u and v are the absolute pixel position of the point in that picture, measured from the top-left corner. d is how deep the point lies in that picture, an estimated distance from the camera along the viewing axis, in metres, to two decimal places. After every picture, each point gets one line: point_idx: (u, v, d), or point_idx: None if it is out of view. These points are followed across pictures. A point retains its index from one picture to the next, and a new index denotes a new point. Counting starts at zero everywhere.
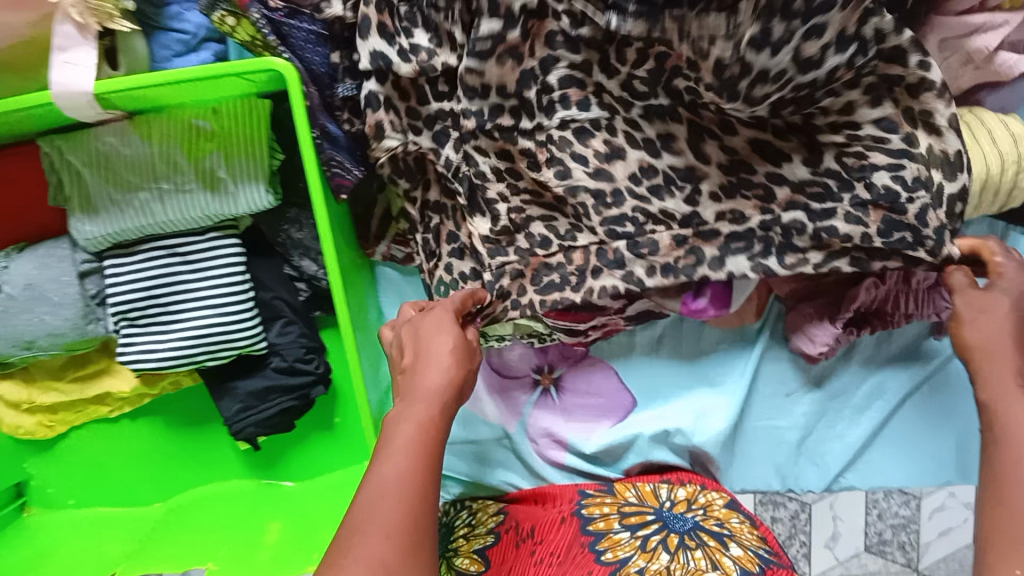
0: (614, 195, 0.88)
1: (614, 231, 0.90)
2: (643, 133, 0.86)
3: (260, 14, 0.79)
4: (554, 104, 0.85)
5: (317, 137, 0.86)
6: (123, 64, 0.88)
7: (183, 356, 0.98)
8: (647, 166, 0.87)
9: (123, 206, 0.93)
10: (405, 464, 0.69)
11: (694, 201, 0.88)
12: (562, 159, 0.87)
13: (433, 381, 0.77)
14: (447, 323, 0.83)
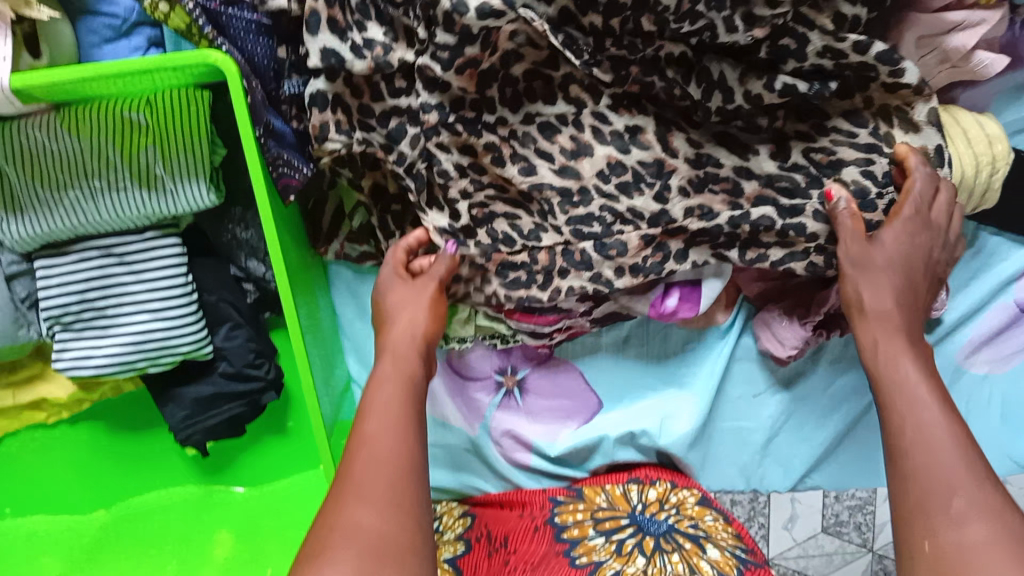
0: (581, 194, 0.84)
1: (580, 232, 0.86)
2: (612, 127, 0.82)
3: (194, 2, 0.73)
4: (519, 98, 0.81)
5: (261, 135, 0.79)
6: (45, 53, 0.80)
7: (123, 362, 0.93)
8: (615, 164, 0.82)
9: (50, 204, 0.86)
10: (387, 425, 0.74)
11: (664, 199, 0.84)
12: (526, 157, 0.83)
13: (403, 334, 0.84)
14: (408, 284, 0.86)
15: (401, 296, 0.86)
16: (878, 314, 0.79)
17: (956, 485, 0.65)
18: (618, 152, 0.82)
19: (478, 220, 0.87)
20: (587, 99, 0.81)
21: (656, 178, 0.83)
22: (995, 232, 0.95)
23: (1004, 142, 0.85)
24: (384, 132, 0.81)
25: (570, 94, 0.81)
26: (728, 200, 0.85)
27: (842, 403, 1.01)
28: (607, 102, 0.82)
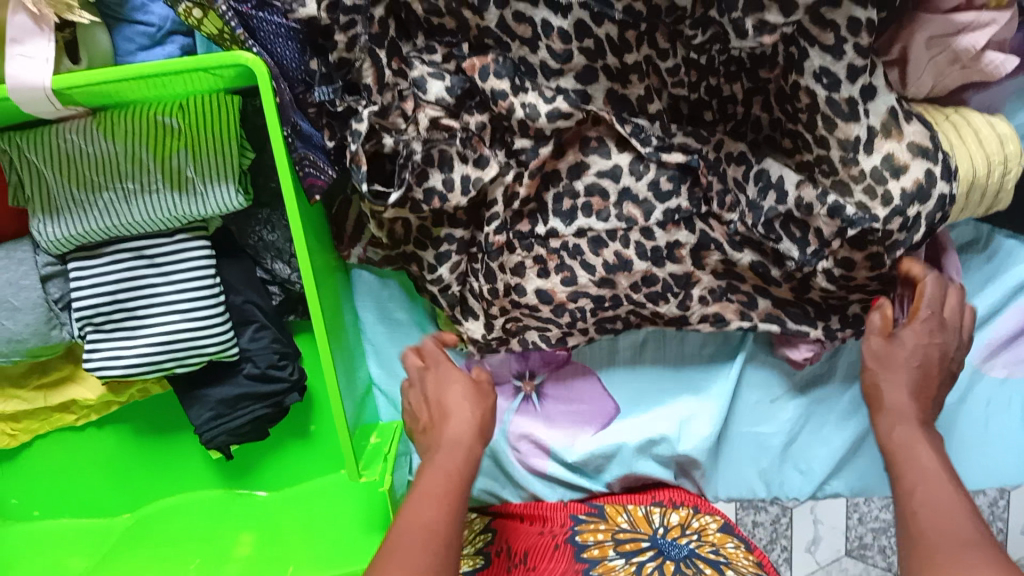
0: (612, 301, 0.94)
1: (604, 328, 0.97)
2: (655, 241, 0.91)
3: (227, 6, 0.75)
4: (576, 211, 0.91)
5: (289, 136, 0.81)
6: (84, 58, 0.86)
7: (150, 362, 0.95)
8: (650, 276, 0.92)
9: (85, 206, 0.90)
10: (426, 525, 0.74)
11: (683, 305, 0.95)
12: (571, 267, 0.92)
13: (453, 432, 0.82)
14: (456, 376, 0.86)
15: (462, 394, 0.85)
16: (893, 409, 0.80)
17: (942, 500, 0.72)
18: (654, 266, 0.92)
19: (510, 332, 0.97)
20: (638, 216, 0.90)
21: (681, 288, 0.94)
22: (1010, 235, 0.95)
23: (1016, 142, 0.87)
24: (435, 253, 0.92)
25: (623, 211, 0.90)
26: (742, 310, 0.95)
27: (859, 410, 1.01)
28: (658, 216, 0.90)
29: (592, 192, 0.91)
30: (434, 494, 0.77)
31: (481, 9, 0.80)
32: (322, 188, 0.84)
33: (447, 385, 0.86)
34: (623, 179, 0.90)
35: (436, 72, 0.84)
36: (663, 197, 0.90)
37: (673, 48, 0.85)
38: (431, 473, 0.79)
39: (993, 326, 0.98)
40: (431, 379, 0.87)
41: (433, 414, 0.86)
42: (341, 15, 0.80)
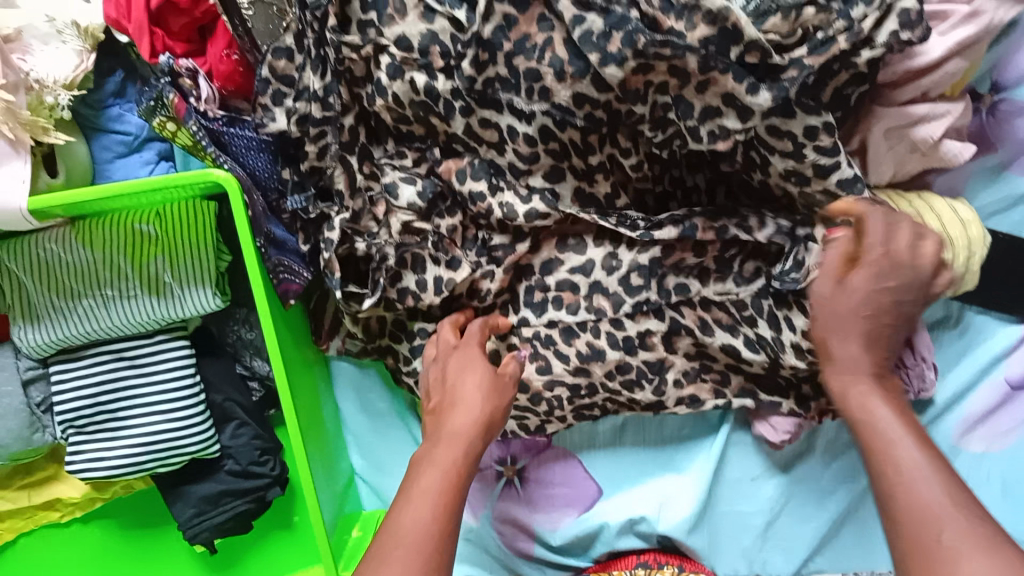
0: (588, 388, 0.95)
1: (582, 414, 0.98)
2: (625, 332, 0.92)
3: (197, 125, 0.78)
4: (546, 303, 0.92)
5: (263, 245, 0.84)
6: (62, 170, 0.87)
7: (132, 464, 0.96)
8: (624, 365, 0.93)
9: (65, 313, 0.91)
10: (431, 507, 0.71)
11: (660, 391, 0.95)
12: (546, 355, 0.93)
13: (461, 422, 0.80)
14: (474, 361, 0.84)
15: (476, 383, 0.82)
16: (842, 364, 0.75)
17: (903, 444, 0.67)
18: (628, 354, 0.93)
19: None
20: (608, 308, 0.91)
21: (655, 374, 0.94)
22: (980, 311, 0.97)
23: (977, 225, 0.89)
24: (408, 345, 0.94)
25: (593, 303, 0.91)
26: (716, 387, 0.97)
27: (842, 483, 1.01)
28: (627, 309, 0.90)
29: (562, 287, 0.92)
30: (440, 472, 0.74)
31: (447, 117, 0.82)
32: (297, 290, 0.86)
33: (464, 373, 0.83)
34: (595, 272, 0.90)
35: (407, 176, 0.86)
36: (633, 290, 0.90)
37: (635, 147, 0.84)
38: (434, 460, 0.75)
39: (970, 401, 0.99)
40: (455, 360, 0.86)
41: (444, 403, 0.83)
42: (311, 128, 0.81)
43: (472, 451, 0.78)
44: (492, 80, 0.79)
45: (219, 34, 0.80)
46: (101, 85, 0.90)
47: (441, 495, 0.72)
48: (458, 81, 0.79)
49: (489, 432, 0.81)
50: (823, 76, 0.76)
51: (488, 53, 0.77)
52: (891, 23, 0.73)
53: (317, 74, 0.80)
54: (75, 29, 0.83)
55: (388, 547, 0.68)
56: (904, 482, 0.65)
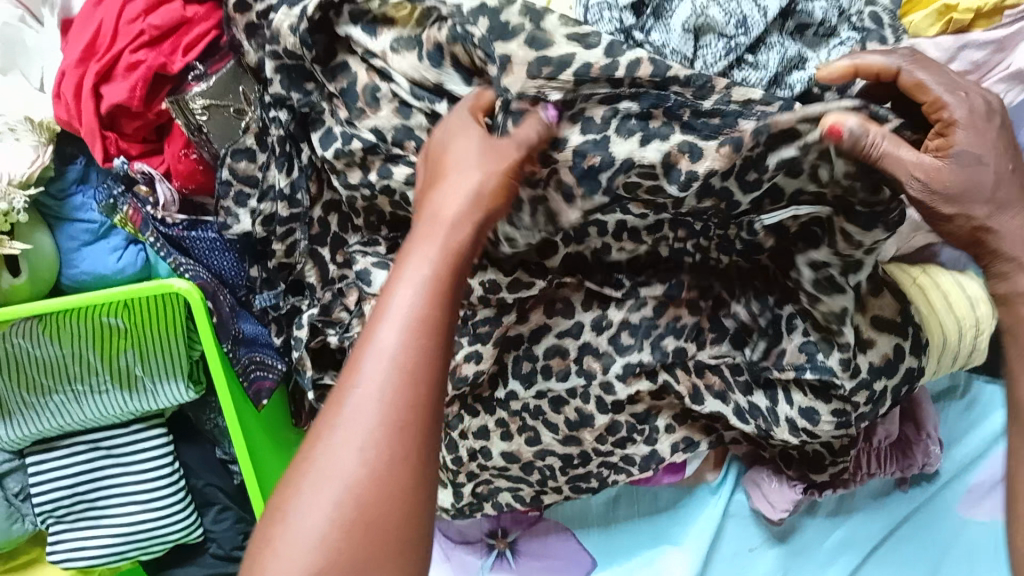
0: (581, 457, 0.85)
1: (578, 487, 0.88)
2: (616, 395, 0.81)
3: (155, 233, 0.76)
4: (534, 373, 0.82)
5: (231, 348, 0.80)
6: (25, 267, 0.83)
7: (114, 552, 0.95)
8: (615, 424, 0.83)
9: (38, 408, 0.88)
10: (386, 383, 0.48)
11: (653, 438, 0.85)
12: (535, 426, 0.84)
13: (447, 209, 0.56)
14: (470, 130, 0.60)
15: (472, 155, 0.58)
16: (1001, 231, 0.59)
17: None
18: (617, 414, 0.83)
19: (480, 494, 0.91)
20: (598, 370, 0.81)
21: (643, 421, 0.84)
22: (989, 380, 0.94)
23: (987, 304, 0.84)
24: None
25: (583, 366, 0.81)
26: (706, 424, 0.86)
27: (843, 553, 0.96)
28: (616, 369, 0.80)
29: (552, 354, 0.81)
30: (395, 340, 0.50)
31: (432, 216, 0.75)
32: (270, 388, 0.81)
33: (453, 141, 0.60)
34: (584, 333, 0.81)
35: (381, 261, 0.76)
36: (623, 349, 0.80)
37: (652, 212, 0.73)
38: (394, 306, 0.51)
39: (979, 472, 0.95)
40: (441, 134, 0.62)
41: (430, 183, 0.59)
42: (277, 227, 0.77)
43: (453, 267, 0.53)
44: None
45: (176, 135, 0.76)
46: (62, 173, 0.86)
47: (402, 357, 0.49)
48: None
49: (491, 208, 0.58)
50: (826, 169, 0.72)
51: None
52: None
53: (283, 172, 0.75)
54: (29, 124, 0.80)
55: (336, 410, 0.49)
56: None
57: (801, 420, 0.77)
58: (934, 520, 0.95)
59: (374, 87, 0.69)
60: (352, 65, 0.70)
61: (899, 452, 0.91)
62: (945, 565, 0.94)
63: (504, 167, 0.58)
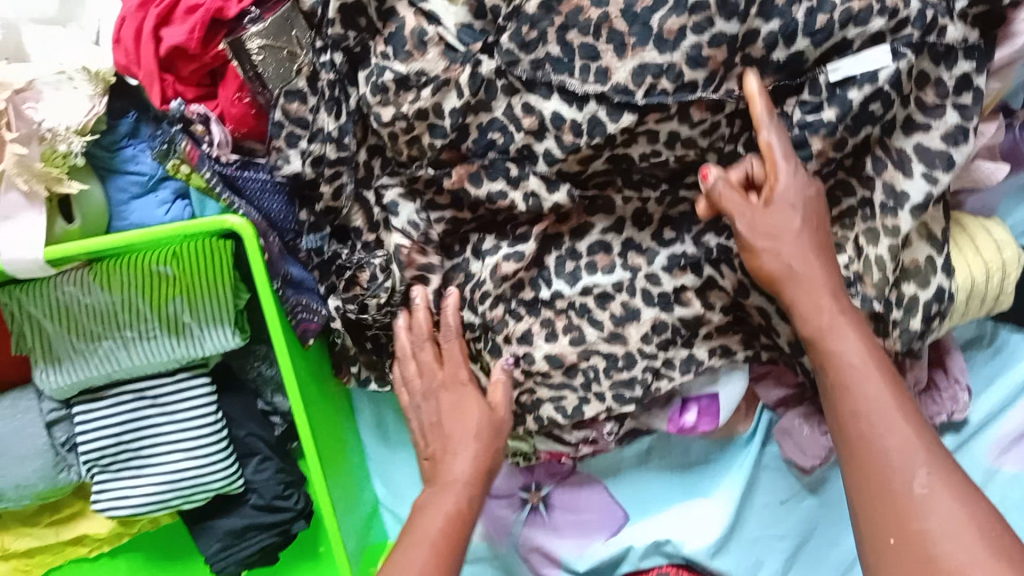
0: (626, 358, 0.89)
1: (622, 397, 0.90)
2: (662, 287, 0.87)
3: (211, 171, 0.78)
4: (578, 271, 0.88)
5: (281, 287, 0.83)
6: (78, 215, 0.86)
7: (158, 501, 0.96)
8: (660, 323, 0.88)
9: (87, 354, 0.91)
10: (425, 557, 0.75)
11: (691, 343, 0.90)
12: (580, 326, 0.88)
13: (458, 472, 0.83)
14: (468, 398, 0.85)
15: (471, 431, 0.84)
16: (800, 278, 0.74)
17: (920, 468, 0.64)
18: (663, 311, 0.88)
19: (525, 405, 0.92)
20: (643, 264, 0.87)
21: (688, 330, 0.89)
22: (1013, 330, 0.95)
23: (1011, 246, 0.86)
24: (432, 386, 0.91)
25: (628, 261, 0.88)
26: (746, 339, 0.91)
27: None
28: (661, 262, 0.87)
29: (595, 250, 0.88)
30: (431, 535, 0.77)
31: (481, 153, 0.80)
32: (315, 330, 0.86)
33: (456, 408, 0.85)
34: (627, 228, 0.88)
35: (407, 194, 0.84)
36: (665, 243, 0.88)
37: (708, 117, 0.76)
38: (431, 517, 0.79)
39: (998, 426, 0.95)
40: (445, 398, 0.86)
41: (440, 454, 0.85)
42: (326, 169, 0.80)
43: (467, 514, 0.81)
44: (543, 61, 0.74)
45: (230, 78, 0.79)
46: (114, 126, 0.89)
47: (434, 550, 0.76)
48: (500, 59, 0.75)
49: (483, 485, 0.84)
50: (861, 119, 0.75)
51: (529, 76, 0.75)
52: (964, 62, 0.75)
53: (333, 116, 0.79)
54: (86, 74, 0.82)
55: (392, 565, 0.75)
56: (893, 486, 0.64)
57: None
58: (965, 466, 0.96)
59: (422, 31, 0.75)
60: (401, 10, 0.75)
61: (930, 399, 0.93)
62: None
63: (495, 445, 0.85)
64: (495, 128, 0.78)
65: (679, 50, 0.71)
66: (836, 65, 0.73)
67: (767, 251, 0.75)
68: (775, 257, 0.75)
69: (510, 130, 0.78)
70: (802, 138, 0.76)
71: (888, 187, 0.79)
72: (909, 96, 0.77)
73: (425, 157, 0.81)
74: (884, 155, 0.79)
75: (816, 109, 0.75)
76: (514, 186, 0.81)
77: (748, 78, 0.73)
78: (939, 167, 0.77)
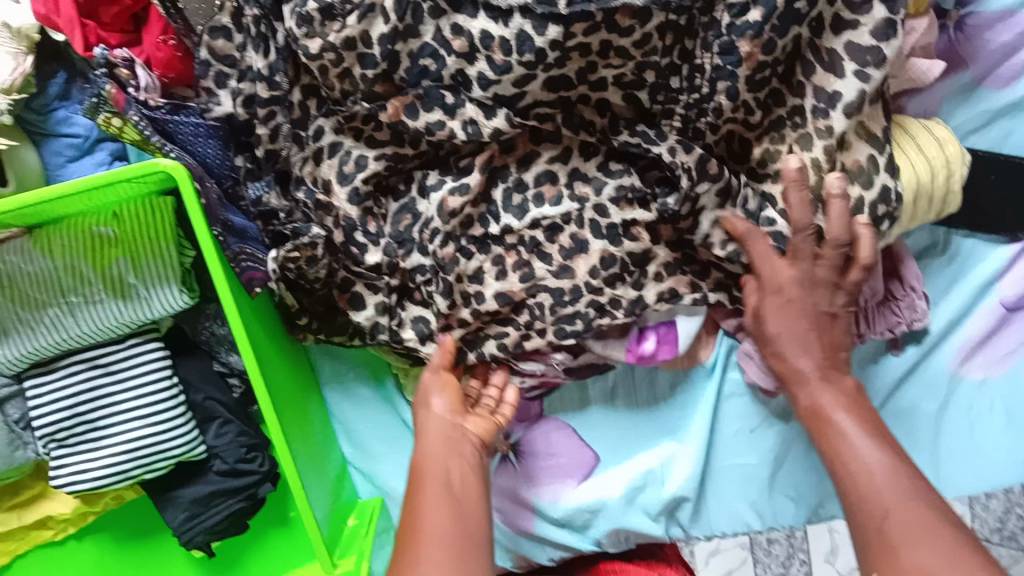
0: (572, 291, 0.87)
1: (563, 330, 0.88)
2: (609, 219, 0.86)
3: (139, 115, 0.76)
4: (526, 204, 0.86)
5: (220, 233, 0.81)
6: (13, 179, 0.84)
7: (117, 472, 0.93)
8: (608, 258, 0.86)
9: (33, 324, 0.88)
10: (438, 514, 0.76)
11: (639, 284, 0.88)
12: (529, 261, 0.87)
13: (445, 449, 0.82)
14: (440, 389, 0.86)
15: (450, 413, 0.84)
16: (804, 378, 0.84)
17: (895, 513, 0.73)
18: (611, 245, 0.86)
19: (471, 341, 0.91)
20: (590, 193, 0.86)
21: (637, 266, 0.87)
22: (967, 234, 0.96)
23: (954, 144, 0.86)
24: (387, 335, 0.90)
25: (575, 191, 0.86)
26: (693, 280, 0.89)
27: None
28: (609, 193, 0.86)
29: (542, 181, 0.86)
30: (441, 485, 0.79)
31: (414, 82, 0.79)
32: (261, 278, 0.83)
33: (438, 401, 0.85)
34: (573, 159, 0.86)
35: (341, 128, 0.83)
36: (613, 175, 0.86)
37: (638, 24, 0.75)
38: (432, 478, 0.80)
39: (959, 336, 0.97)
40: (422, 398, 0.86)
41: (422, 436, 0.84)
42: (258, 108, 0.79)
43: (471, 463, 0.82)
44: None
45: (154, 21, 0.79)
46: (44, 88, 0.86)
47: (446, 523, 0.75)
48: None
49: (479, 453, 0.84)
50: (789, 19, 0.75)
51: None
52: None
53: (260, 54, 0.78)
54: (7, 32, 0.79)
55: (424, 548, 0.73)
56: (867, 490, 0.75)
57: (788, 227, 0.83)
58: (931, 377, 0.97)
59: None
60: None
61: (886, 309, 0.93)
62: (924, 437, 0.97)
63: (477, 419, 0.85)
64: (427, 55, 0.77)
65: None
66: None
67: (777, 347, 0.85)
68: (801, 366, 0.84)
69: (440, 54, 0.77)
70: (730, 43, 0.76)
71: (818, 91, 0.79)
72: None
73: (358, 91, 0.80)
74: (813, 58, 0.79)
75: (742, 13, 0.75)
76: (450, 116, 0.80)
77: None
78: (871, 63, 0.77)
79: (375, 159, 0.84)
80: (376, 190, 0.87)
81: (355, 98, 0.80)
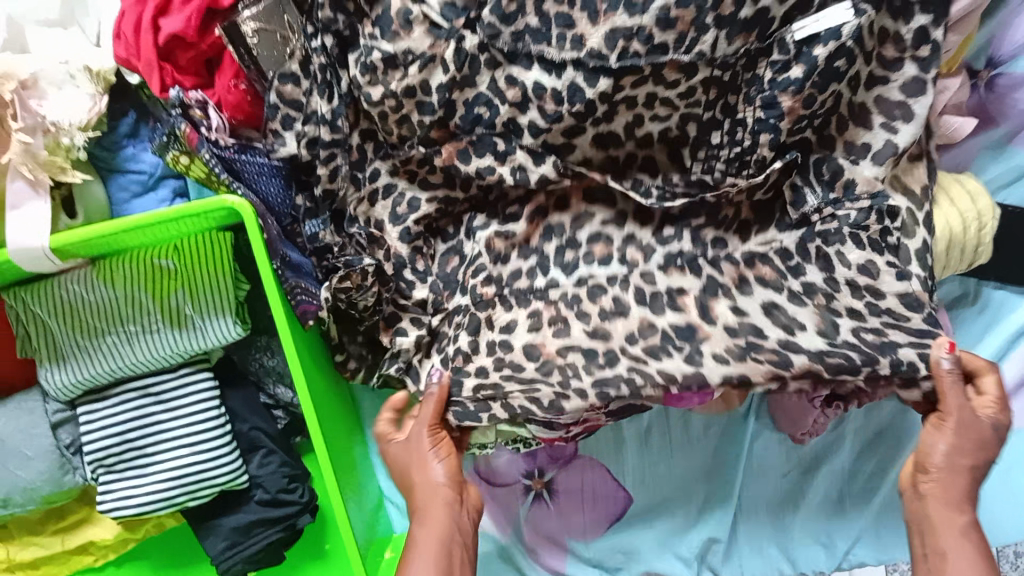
0: (607, 355, 0.85)
1: (605, 393, 0.83)
2: (656, 285, 0.88)
3: (210, 153, 0.83)
4: (576, 262, 0.90)
5: (278, 267, 0.86)
6: (81, 212, 0.88)
7: (162, 499, 0.95)
8: (647, 324, 0.86)
9: (91, 352, 0.92)
10: None
11: (694, 359, 0.83)
12: (566, 318, 0.88)
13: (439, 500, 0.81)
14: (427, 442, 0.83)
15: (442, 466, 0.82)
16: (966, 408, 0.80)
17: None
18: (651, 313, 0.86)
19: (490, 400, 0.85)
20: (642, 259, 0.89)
21: (684, 340, 0.84)
22: (997, 286, 0.99)
23: (984, 197, 0.89)
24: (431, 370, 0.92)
25: (627, 256, 0.89)
26: (773, 371, 0.81)
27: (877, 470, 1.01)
28: (659, 259, 0.89)
29: (596, 240, 0.90)
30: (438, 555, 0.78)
31: (469, 129, 0.83)
32: (315, 312, 0.87)
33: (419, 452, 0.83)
34: (630, 224, 0.89)
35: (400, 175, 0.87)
36: (663, 241, 0.89)
37: (683, 78, 0.79)
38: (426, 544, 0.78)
39: None
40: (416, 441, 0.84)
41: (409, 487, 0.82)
42: (320, 150, 0.83)
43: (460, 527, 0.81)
44: (522, 33, 0.77)
45: (227, 65, 0.84)
46: (114, 127, 0.90)
47: None
48: (481, 33, 0.77)
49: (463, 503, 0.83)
50: (828, 77, 0.78)
51: (507, 51, 0.78)
52: (921, 16, 0.77)
53: (325, 99, 0.81)
54: (87, 74, 0.84)
55: None
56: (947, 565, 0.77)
57: (863, 276, 0.84)
58: None
59: (406, 11, 0.76)
60: None
61: None
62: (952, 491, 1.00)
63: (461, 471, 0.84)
64: (481, 103, 0.81)
65: (648, 13, 0.74)
66: (800, 25, 0.76)
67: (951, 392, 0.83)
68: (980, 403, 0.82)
69: (495, 102, 0.81)
70: (772, 98, 0.79)
71: (849, 145, 0.83)
72: (871, 53, 0.80)
73: (415, 136, 0.84)
74: (848, 114, 0.83)
75: (785, 68, 0.78)
76: (501, 161, 0.85)
77: (717, 40, 0.76)
78: (899, 118, 0.81)
79: (427, 201, 0.88)
80: (426, 230, 0.91)
81: (412, 142, 0.84)
